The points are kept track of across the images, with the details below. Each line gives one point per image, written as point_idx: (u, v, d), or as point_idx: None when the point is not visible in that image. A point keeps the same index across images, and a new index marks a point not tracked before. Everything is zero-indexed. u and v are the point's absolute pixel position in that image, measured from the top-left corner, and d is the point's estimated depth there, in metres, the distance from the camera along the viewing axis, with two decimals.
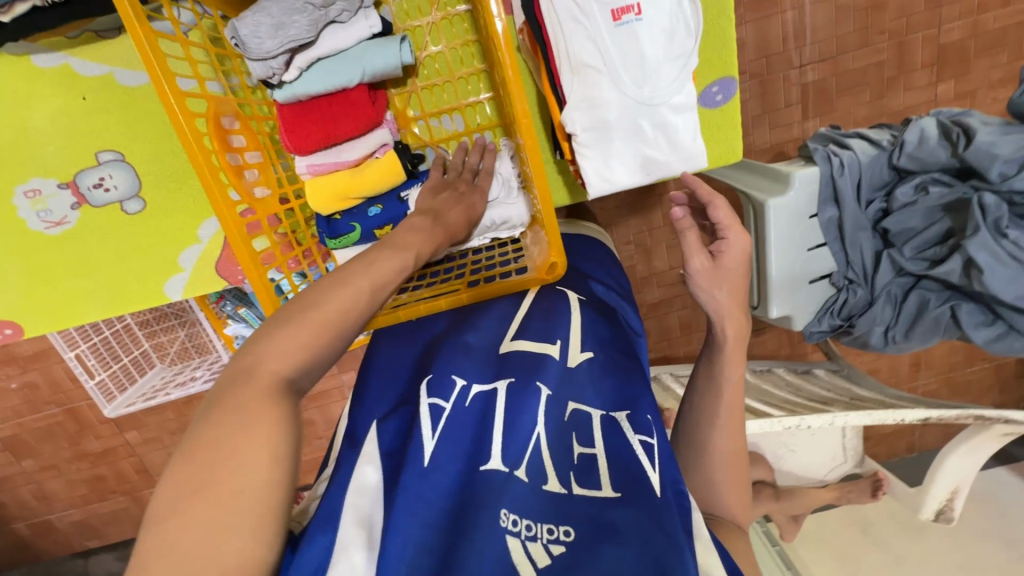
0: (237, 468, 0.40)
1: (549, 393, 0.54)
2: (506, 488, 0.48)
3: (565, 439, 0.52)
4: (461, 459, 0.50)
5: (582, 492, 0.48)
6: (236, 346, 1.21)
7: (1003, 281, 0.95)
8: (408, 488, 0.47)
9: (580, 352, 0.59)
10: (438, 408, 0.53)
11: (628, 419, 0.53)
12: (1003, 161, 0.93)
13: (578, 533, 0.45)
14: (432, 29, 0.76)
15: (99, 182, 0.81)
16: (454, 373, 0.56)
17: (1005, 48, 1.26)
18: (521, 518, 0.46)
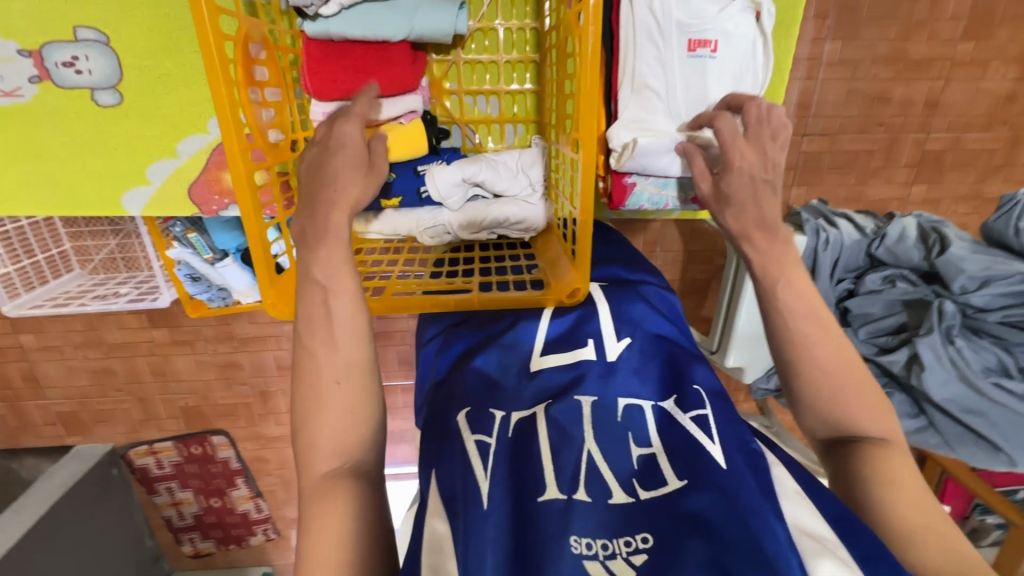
0: (331, 495, 0.53)
1: (594, 399, 0.54)
2: (570, 514, 0.46)
3: (621, 441, 0.51)
4: (516, 490, 0.48)
5: (650, 494, 0.48)
6: (175, 271, 1.10)
7: (938, 382, 1.00)
8: (476, 535, 0.45)
9: (618, 342, 0.59)
10: (483, 445, 0.51)
11: (678, 404, 0.54)
12: (968, 276, 1.00)
13: (657, 536, 0.45)
14: (492, 4, 0.72)
15: (70, 61, 0.69)
16: (492, 408, 0.54)
17: (975, 169, 1.36)
18: (595, 539, 0.45)
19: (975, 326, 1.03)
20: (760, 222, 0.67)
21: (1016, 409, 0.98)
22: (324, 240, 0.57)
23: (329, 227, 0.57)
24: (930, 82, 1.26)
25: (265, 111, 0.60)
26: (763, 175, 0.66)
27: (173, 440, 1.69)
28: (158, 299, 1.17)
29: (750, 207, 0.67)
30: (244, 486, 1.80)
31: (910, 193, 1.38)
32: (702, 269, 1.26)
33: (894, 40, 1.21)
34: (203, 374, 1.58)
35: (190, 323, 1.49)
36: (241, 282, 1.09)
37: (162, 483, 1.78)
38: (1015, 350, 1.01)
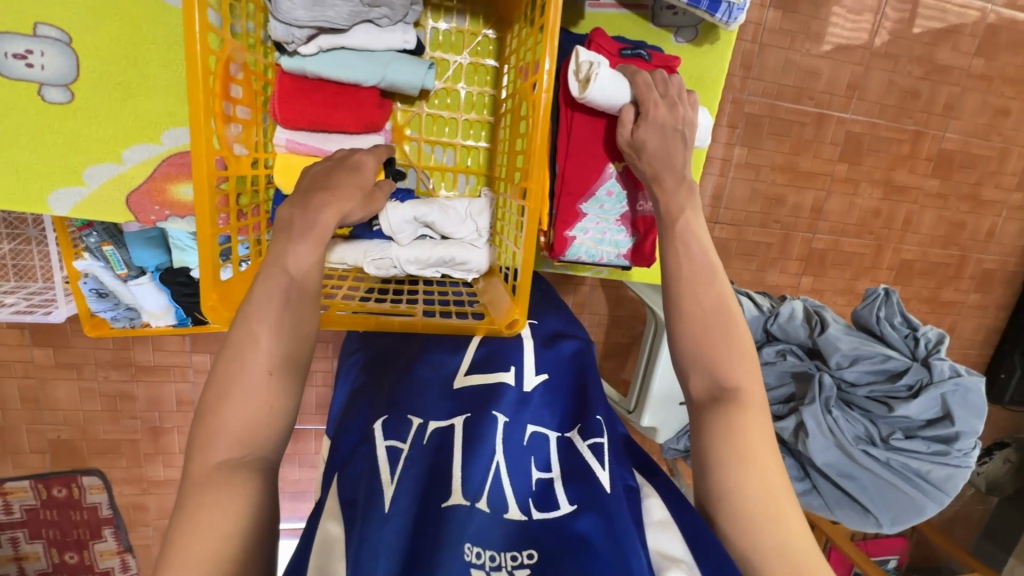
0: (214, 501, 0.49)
1: (505, 420, 0.56)
2: (469, 520, 0.49)
3: (523, 463, 0.54)
4: (419, 500, 0.50)
5: (541, 515, 0.51)
6: (80, 284, 1.02)
7: (818, 448, 1.13)
8: (374, 540, 0.46)
9: (535, 376, 0.63)
10: (394, 450, 0.53)
11: (580, 432, 0.58)
12: (841, 353, 1.16)
13: (541, 555, 0.48)
14: (458, 69, 0.80)
15: (23, 54, 0.67)
16: (410, 413, 0.57)
17: (850, 268, 1.61)
18: (484, 551, 0.48)
19: (848, 398, 1.19)
20: (671, 168, 0.74)
21: (881, 474, 1.12)
22: (291, 236, 0.58)
23: (316, 222, 0.58)
24: (815, 192, 1.51)
25: (233, 125, 0.62)
26: (673, 125, 0.73)
27: (31, 480, 1.47)
28: (51, 313, 1.09)
29: (662, 153, 0.73)
30: (111, 539, 1.58)
31: (799, 282, 1.60)
32: (624, 333, 1.37)
33: (787, 154, 1.46)
34: (87, 405, 1.42)
35: (83, 345, 1.35)
36: (155, 303, 1.04)
37: (5, 532, 1.51)
38: (880, 422, 1.16)
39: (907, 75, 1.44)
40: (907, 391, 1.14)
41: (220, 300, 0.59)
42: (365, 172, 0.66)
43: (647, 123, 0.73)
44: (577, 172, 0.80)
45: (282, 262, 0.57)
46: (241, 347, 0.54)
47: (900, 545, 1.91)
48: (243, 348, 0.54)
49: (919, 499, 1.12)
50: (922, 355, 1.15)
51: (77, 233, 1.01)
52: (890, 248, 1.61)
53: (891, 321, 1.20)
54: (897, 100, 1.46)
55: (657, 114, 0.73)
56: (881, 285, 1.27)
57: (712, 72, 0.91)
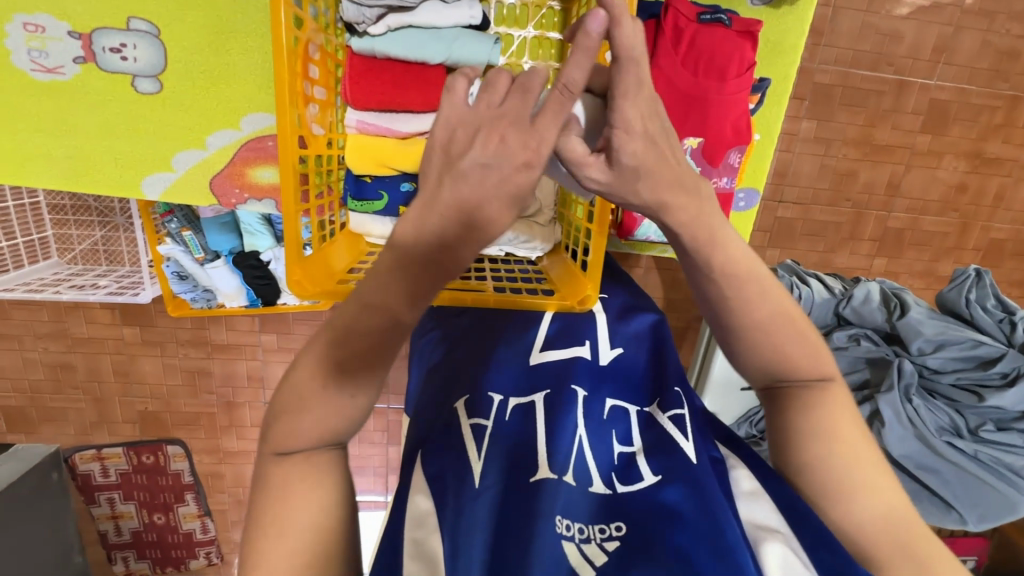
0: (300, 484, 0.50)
1: (585, 394, 0.57)
2: (557, 493, 0.48)
3: (605, 436, 0.55)
4: (505, 474, 0.50)
5: (627, 488, 0.51)
6: (163, 267, 1.09)
7: (898, 438, 1.07)
8: (469, 508, 0.47)
9: (610, 350, 0.63)
10: (479, 427, 0.54)
11: (660, 406, 0.58)
12: (925, 338, 1.08)
13: (630, 526, 0.47)
14: (522, 44, 0.79)
15: (118, 48, 0.72)
16: (492, 390, 0.58)
17: (930, 248, 1.49)
18: (574, 523, 0.47)
19: (930, 386, 1.11)
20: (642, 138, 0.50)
21: (969, 468, 1.05)
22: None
23: None
24: (892, 166, 1.40)
25: (312, 106, 0.65)
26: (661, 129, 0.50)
27: (124, 446, 1.61)
28: (139, 294, 1.14)
29: (658, 176, 0.52)
30: (192, 503, 1.71)
31: (872, 264, 1.50)
32: (682, 316, 1.33)
33: (862, 126, 1.36)
34: (170, 379, 1.53)
35: (165, 324, 1.46)
36: (228, 285, 1.10)
37: (103, 492, 1.67)
38: (968, 412, 1.08)
39: (1006, 34, 1.30)
40: (1000, 379, 1.05)
41: (302, 273, 0.63)
42: None
43: (621, 106, 0.48)
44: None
45: None
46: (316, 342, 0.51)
47: (978, 546, 1.81)
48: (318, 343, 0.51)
49: (1011, 495, 1.04)
50: (1019, 341, 1.05)
51: (160, 219, 1.09)
52: (978, 227, 1.48)
53: (983, 304, 1.10)
54: (993, 63, 1.32)
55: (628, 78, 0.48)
56: (970, 266, 1.17)
57: (788, 36, 0.85)
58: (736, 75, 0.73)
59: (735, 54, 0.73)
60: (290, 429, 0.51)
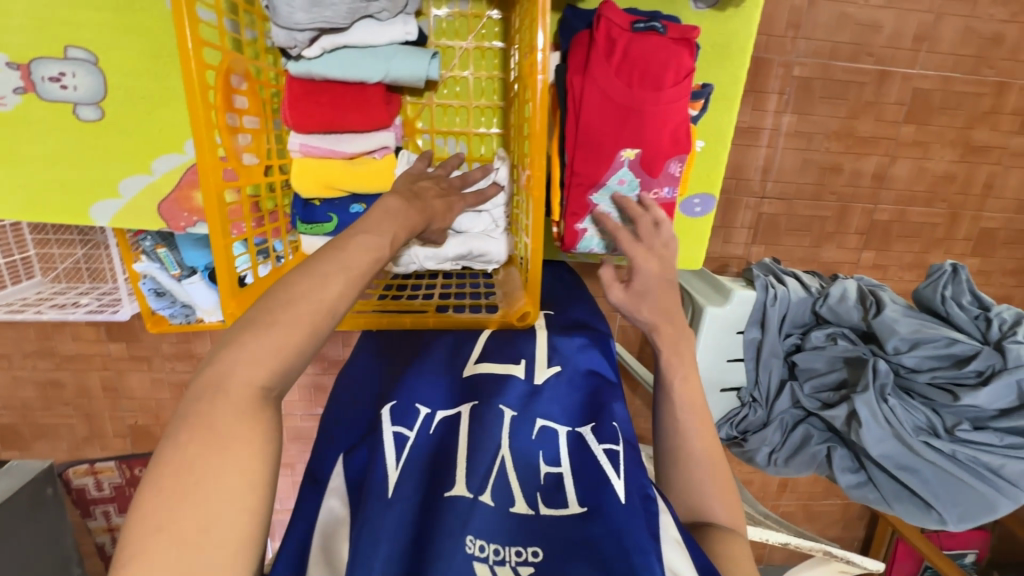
0: (225, 444, 0.43)
1: (513, 414, 0.55)
2: (471, 514, 0.48)
3: (532, 457, 0.53)
4: (422, 491, 0.50)
5: (549, 511, 0.49)
6: (140, 285, 1.10)
7: (875, 438, 1.05)
8: (374, 520, 0.47)
9: (547, 368, 0.61)
10: (400, 437, 0.53)
11: (593, 431, 0.55)
12: (899, 337, 1.06)
13: (547, 552, 0.47)
14: (465, 55, 0.78)
15: (57, 76, 0.72)
16: (419, 402, 0.57)
17: (919, 240, 1.47)
18: (488, 544, 0.47)
19: (907, 385, 1.09)
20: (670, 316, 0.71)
21: (946, 468, 1.03)
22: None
23: None
24: (877, 158, 1.38)
25: (241, 136, 0.64)
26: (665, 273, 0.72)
27: (116, 461, 1.63)
28: (117, 312, 1.16)
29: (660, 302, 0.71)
30: None
31: (860, 258, 1.48)
32: None
33: (844, 118, 1.34)
34: (158, 393, 1.55)
35: (150, 339, 1.47)
36: (207, 300, 1.11)
37: (99, 505, 1.69)
38: (944, 411, 1.06)
39: (988, 19, 1.27)
40: (976, 377, 1.03)
41: (238, 306, 0.60)
42: None
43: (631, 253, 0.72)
44: (586, 162, 0.75)
45: None
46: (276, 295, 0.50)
47: (979, 539, 1.78)
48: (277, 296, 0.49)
49: (992, 496, 1.02)
50: (995, 338, 1.03)
51: (136, 238, 1.10)
52: (967, 217, 1.45)
53: (959, 300, 1.08)
54: (977, 49, 1.29)
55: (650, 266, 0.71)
56: (948, 260, 1.15)
57: (740, 36, 0.83)
58: (672, 84, 0.72)
59: (671, 62, 0.71)
60: (217, 380, 0.45)
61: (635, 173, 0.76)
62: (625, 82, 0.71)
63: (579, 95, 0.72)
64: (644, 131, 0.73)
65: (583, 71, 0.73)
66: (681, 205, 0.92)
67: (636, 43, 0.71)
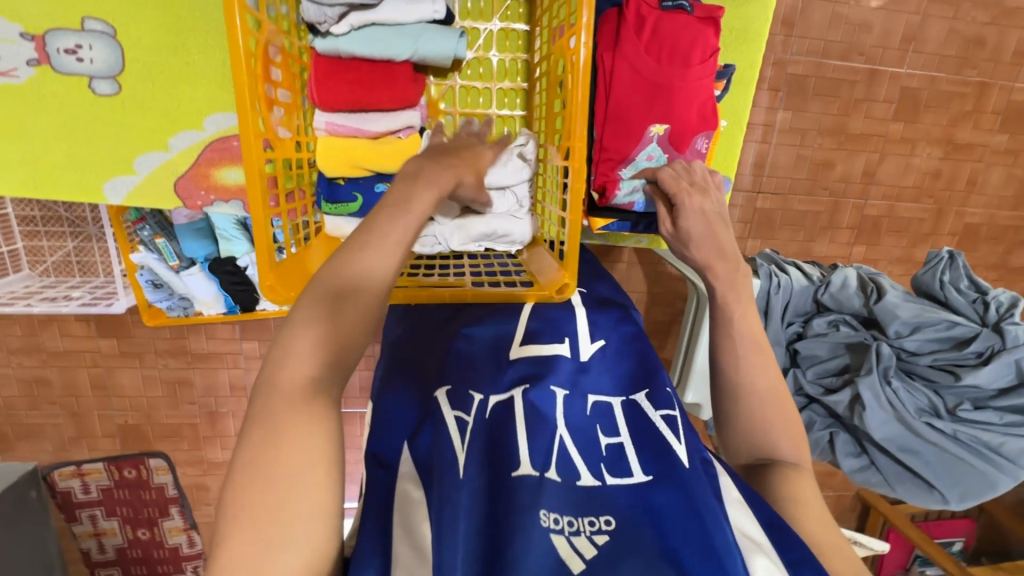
0: (288, 435, 0.44)
1: (566, 393, 0.56)
2: (541, 489, 0.48)
3: (590, 431, 0.54)
4: (490, 471, 0.49)
5: (616, 481, 0.50)
6: (139, 276, 1.07)
7: (879, 421, 1.07)
8: (450, 502, 0.46)
9: (590, 344, 0.62)
10: (461, 421, 0.53)
11: (647, 398, 0.57)
12: (901, 321, 1.09)
13: (619, 521, 0.47)
14: (488, 37, 0.78)
15: (73, 49, 0.71)
16: (471, 388, 0.56)
17: (907, 235, 1.51)
18: (562, 516, 0.46)
19: (908, 368, 1.12)
20: (717, 250, 0.70)
21: (948, 448, 1.06)
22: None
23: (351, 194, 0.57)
24: (867, 154, 1.42)
25: (276, 109, 0.63)
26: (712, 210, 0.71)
27: (104, 461, 1.57)
28: (113, 305, 1.12)
29: (709, 240, 0.70)
30: (177, 516, 1.67)
31: (852, 252, 1.51)
32: (665, 309, 1.34)
33: (836, 115, 1.37)
34: (150, 391, 1.50)
35: (143, 335, 1.43)
36: (205, 292, 1.08)
37: (85, 509, 1.63)
38: (946, 393, 1.09)
39: (971, 21, 1.33)
40: (976, 359, 1.06)
41: (275, 280, 0.59)
42: None
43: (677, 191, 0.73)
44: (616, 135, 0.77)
45: None
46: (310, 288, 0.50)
47: (965, 526, 1.84)
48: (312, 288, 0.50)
49: (992, 475, 1.05)
50: (993, 320, 1.06)
51: (133, 227, 1.06)
52: (952, 212, 1.50)
53: (956, 285, 1.12)
54: (960, 50, 1.35)
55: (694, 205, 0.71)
56: (942, 249, 1.18)
57: (754, 24, 0.86)
58: (700, 61, 0.74)
59: (698, 40, 0.74)
60: (276, 376, 0.46)
61: (664, 148, 0.77)
62: (654, 59, 0.74)
63: (610, 71, 0.76)
64: (673, 107, 0.75)
65: (613, 48, 0.76)
66: None
67: (664, 20, 0.73)
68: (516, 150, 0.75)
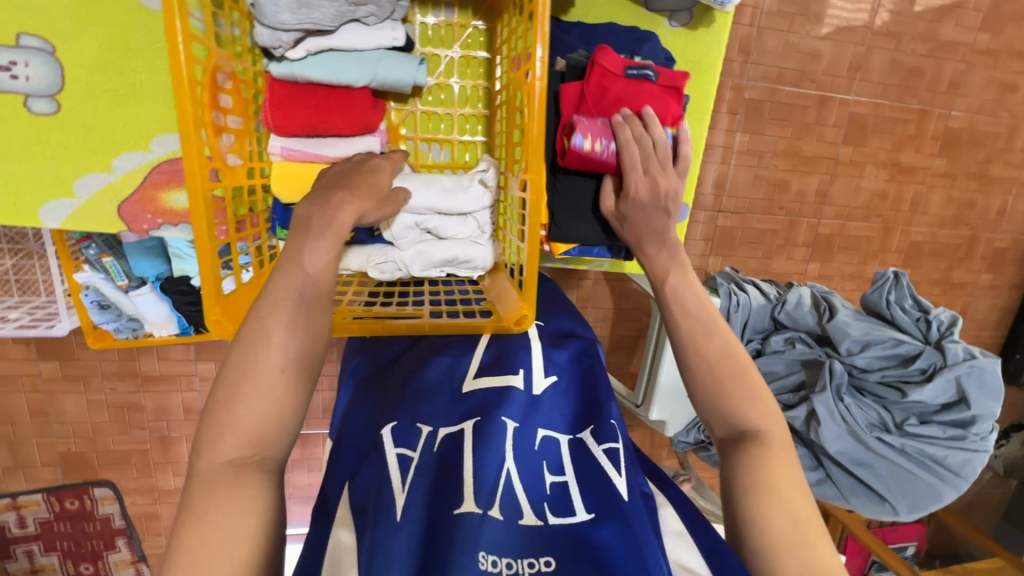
0: (239, 482, 0.49)
1: (515, 426, 0.54)
2: (482, 530, 0.46)
3: (536, 467, 0.53)
4: (430, 510, 0.48)
5: (559, 520, 0.49)
6: (83, 299, 1.01)
7: (832, 436, 1.11)
8: (386, 547, 0.45)
9: (544, 378, 0.61)
10: (405, 459, 0.52)
11: (592, 434, 0.56)
12: (852, 339, 1.13)
13: (559, 561, 0.46)
14: (450, 64, 0.78)
15: (7, 65, 0.67)
16: (419, 421, 0.55)
17: (858, 252, 1.58)
18: (501, 558, 0.46)
19: (860, 384, 1.16)
20: (653, 234, 0.72)
21: (897, 462, 1.10)
22: (302, 231, 0.55)
23: (327, 219, 0.56)
24: (819, 176, 1.49)
25: (226, 136, 0.61)
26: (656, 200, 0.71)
27: (43, 493, 1.47)
28: (54, 327, 1.06)
29: (644, 223, 0.72)
30: (125, 548, 1.58)
31: (807, 268, 1.57)
32: (630, 327, 1.37)
33: (790, 139, 1.43)
34: (95, 416, 1.42)
35: (88, 357, 1.35)
36: (157, 313, 1.02)
37: (21, 544, 1.52)
38: (894, 408, 1.13)
39: (911, 53, 1.41)
40: (921, 375, 1.11)
41: (225, 314, 0.57)
42: (375, 172, 0.62)
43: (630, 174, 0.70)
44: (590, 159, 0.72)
45: (292, 261, 0.55)
46: (254, 343, 0.52)
47: (918, 532, 1.90)
48: (256, 344, 0.52)
49: (936, 486, 1.10)
50: (935, 338, 1.12)
51: (76, 244, 1.00)
52: (899, 231, 1.58)
53: (901, 304, 1.17)
54: (901, 80, 1.43)
55: (632, 156, 0.70)
56: (888, 269, 1.24)
57: (708, 56, 0.88)
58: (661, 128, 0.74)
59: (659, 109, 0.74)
60: (224, 427, 0.50)
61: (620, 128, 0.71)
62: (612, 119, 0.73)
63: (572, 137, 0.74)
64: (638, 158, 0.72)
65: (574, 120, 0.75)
66: None
67: (625, 89, 0.73)
68: (478, 176, 0.75)
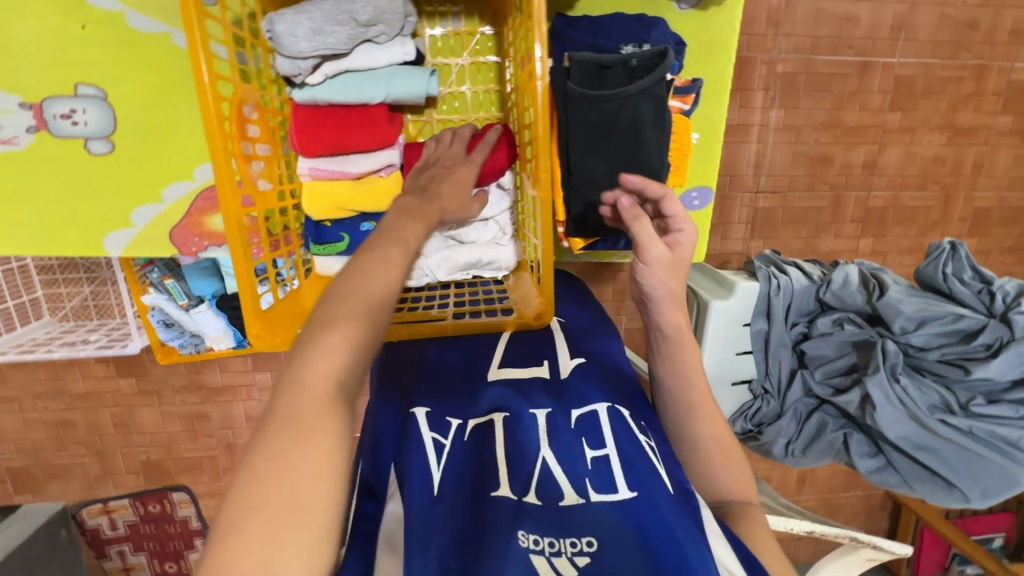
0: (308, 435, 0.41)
1: (548, 414, 0.57)
2: (519, 514, 0.48)
3: (576, 444, 0.54)
4: (470, 486, 0.51)
5: (601, 498, 0.50)
6: (150, 318, 1.10)
7: (891, 420, 1.05)
8: (429, 519, 0.48)
9: (570, 361, 0.65)
10: (438, 443, 0.54)
11: (632, 417, 0.57)
12: (905, 317, 1.06)
13: (601, 541, 0.46)
14: (460, 71, 0.81)
15: (68, 113, 0.75)
16: (449, 413, 0.58)
17: (915, 224, 1.48)
18: (542, 537, 0.46)
19: (918, 364, 1.09)
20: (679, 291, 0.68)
21: (966, 445, 1.03)
22: None
23: None
24: (866, 146, 1.41)
25: (255, 163, 0.66)
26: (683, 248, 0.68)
27: (130, 498, 1.61)
28: (128, 346, 1.14)
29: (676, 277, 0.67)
30: (202, 548, 1.71)
31: (858, 245, 1.49)
32: None
33: (831, 110, 1.36)
34: (170, 426, 1.54)
35: (160, 372, 1.48)
36: (215, 328, 1.10)
37: (114, 545, 1.68)
38: (957, 387, 1.06)
39: (962, 5, 1.31)
40: (986, 351, 1.03)
41: (264, 328, 0.62)
42: None
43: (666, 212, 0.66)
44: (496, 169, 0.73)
45: None
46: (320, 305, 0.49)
47: (1005, 521, 1.76)
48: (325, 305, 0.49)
49: (1011, 469, 1.02)
50: (999, 310, 1.03)
51: (143, 270, 1.10)
52: (960, 197, 1.47)
53: (960, 277, 1.09)
54: (953, 35, 1.33)
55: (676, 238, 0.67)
56: (944, 240, 1.16)
57: (721, 35, 0.86)
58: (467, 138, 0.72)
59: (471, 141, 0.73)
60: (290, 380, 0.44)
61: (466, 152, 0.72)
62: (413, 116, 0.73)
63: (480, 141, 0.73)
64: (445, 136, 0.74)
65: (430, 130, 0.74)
66: (678, 199, 0.94)
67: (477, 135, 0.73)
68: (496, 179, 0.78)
